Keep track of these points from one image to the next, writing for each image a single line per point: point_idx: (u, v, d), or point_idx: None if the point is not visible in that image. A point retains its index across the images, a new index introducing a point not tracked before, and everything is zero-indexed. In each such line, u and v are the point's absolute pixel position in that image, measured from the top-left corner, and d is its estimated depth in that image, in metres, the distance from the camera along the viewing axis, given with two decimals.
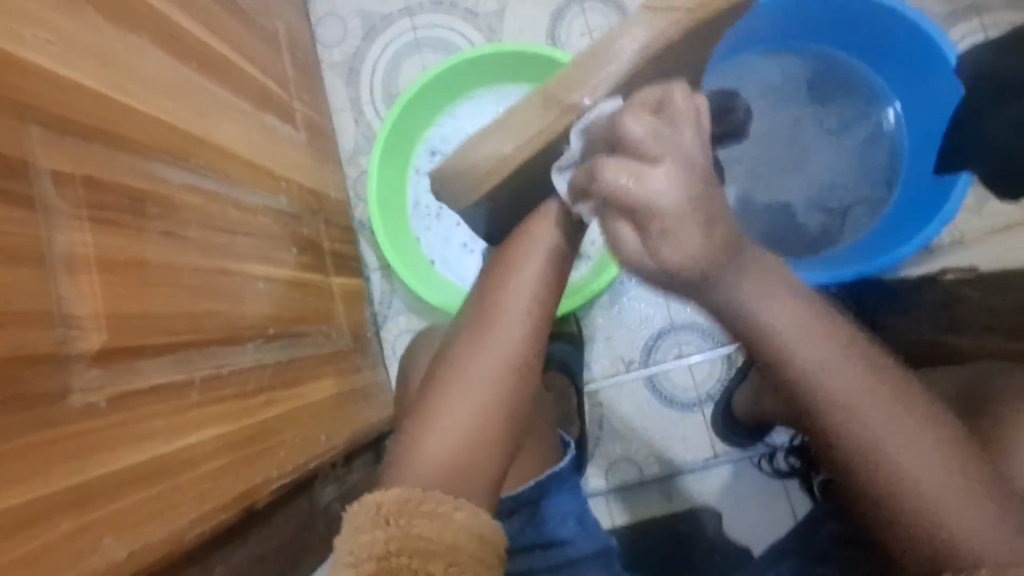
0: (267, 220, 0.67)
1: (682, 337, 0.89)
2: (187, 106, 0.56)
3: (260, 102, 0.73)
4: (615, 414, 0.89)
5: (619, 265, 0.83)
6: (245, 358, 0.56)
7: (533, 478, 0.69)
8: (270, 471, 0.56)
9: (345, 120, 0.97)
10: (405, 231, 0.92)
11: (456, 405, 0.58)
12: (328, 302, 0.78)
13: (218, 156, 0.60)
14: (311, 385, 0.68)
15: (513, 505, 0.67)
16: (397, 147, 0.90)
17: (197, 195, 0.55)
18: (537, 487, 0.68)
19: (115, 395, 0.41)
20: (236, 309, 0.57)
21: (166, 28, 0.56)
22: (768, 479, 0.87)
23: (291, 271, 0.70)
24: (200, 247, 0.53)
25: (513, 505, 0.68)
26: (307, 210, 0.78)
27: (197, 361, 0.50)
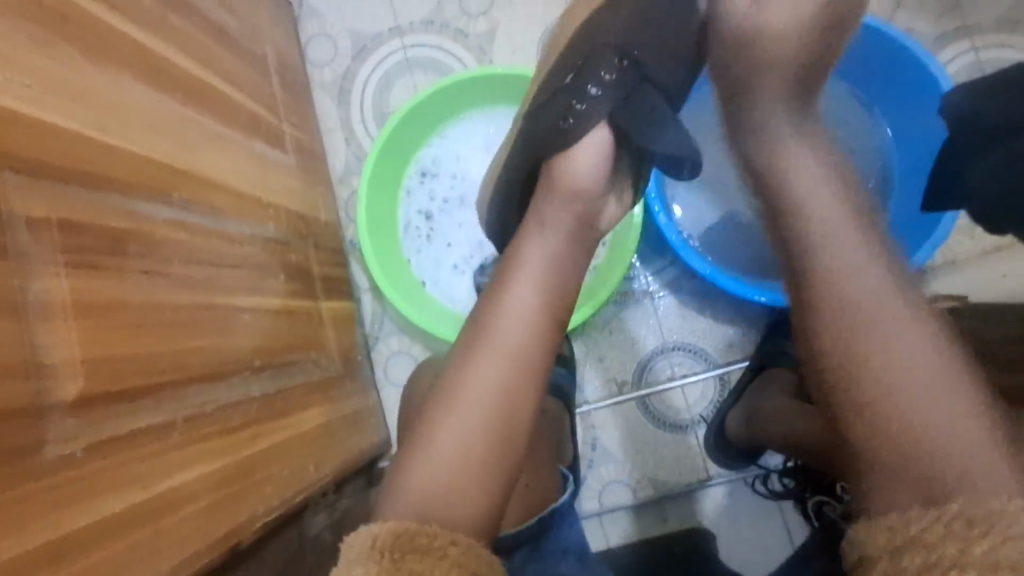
0: (255, 248, 0.67)
1: (675, 358, 0.88)
2: (171, 138, 0.56)
3: (248, 128, 0.72)
4: (607, 436, 0.88)
5: (611, 287, 0.83)
6: (229, 393, 0.56)
7: (536, 515, 0.70)
8: (257, 505, 0.56)
9: (336, 139, 0.97)
10: (396, 253, 0.91)
11: (446, 436, 0.58)
12: (317, 328, 0.78)
13: (202, 188, 0.59)
14: (299, 414, 0.67)
15: (515, 542, 0.66)
16: (390, 168, 0.89)
17: (182, 231, 0.54)
18: (540, 523, 0.69)
19: (93, 444, 0.40)
20: (222, 343, 0.56)
21: (148, 59, 0.55)
22: (761, 500, 0.87)
23: (279, 300, 0.69)
24: (185, 283, 0.53)
25: (516, 542, 0.67)
26: (295, 235, 0.78)
27: (179, 401, 0.49)
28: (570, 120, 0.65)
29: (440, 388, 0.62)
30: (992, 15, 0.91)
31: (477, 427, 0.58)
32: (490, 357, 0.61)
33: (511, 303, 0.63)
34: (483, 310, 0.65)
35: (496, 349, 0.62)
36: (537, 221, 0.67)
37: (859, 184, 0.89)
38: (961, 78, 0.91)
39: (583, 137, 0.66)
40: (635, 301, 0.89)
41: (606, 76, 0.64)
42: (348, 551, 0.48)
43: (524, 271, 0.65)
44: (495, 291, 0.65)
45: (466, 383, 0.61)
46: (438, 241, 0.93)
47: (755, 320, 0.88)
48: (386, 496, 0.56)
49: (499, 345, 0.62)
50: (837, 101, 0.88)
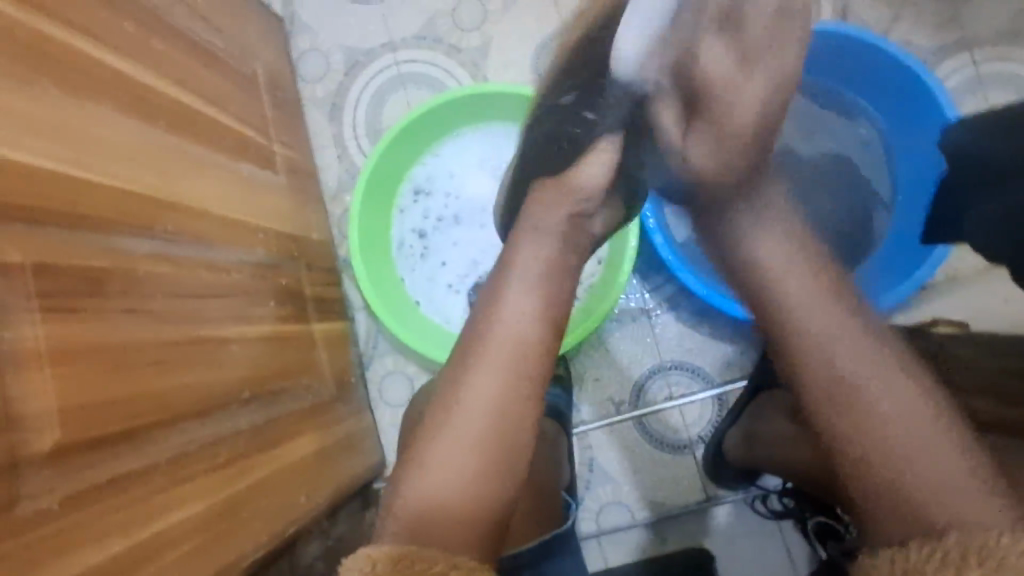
0: (243, 276, 0.66)
1: (673, 377, 0.87)
2: (155, 169, 0.55)
3: (237, 151, 0.71)
4: (605, 456, 0.87)
5: (608, 306, 0.81)
6: (216, 428, 0.55)
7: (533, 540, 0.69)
8: (246, 541, 0.55)
9: (328, 156, 0.96)
10: (390, 272, 0.90)
11: (438, 442, 0.58)
12: (310, 352, 0.77)
13: (188, 218, 0.58)
14: (291, 444, 0.66)
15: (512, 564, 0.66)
16: (382, 187, 0.88)
17: (166, 264, 0.54)
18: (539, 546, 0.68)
19: (70, 495, 0.39)
20: (209, 377, 0.56)
21: (131, 89, 0.54)
22: (762, 520, 0.86)
23: (270, 326, 0.69)
24: (167, 320, 0.52)
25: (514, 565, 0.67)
26: (286, 257, 0.77)
27: (162, 442, 0.48)
28: (567, 140, 0.64)
29: (434, 405, 0.61)
30: (993, 28, 0.89)
31: (469, 455, 0.57)
32: (485, 383, 0.60)
33: (504, 327, 0.62)
34: (471, 328, 0.64)
35: (486, 363, 0.61)
36: (531, 241, 0.65)
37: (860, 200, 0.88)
38: (959, 91, 0.90)
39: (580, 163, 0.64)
40: (633, 319, 0.88)
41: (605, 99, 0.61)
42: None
43: (511, 279, 0.64)
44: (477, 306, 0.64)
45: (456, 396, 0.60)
46: (432, 260, 0.92)
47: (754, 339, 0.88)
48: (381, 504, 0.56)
49: (496, 366, 0.61)
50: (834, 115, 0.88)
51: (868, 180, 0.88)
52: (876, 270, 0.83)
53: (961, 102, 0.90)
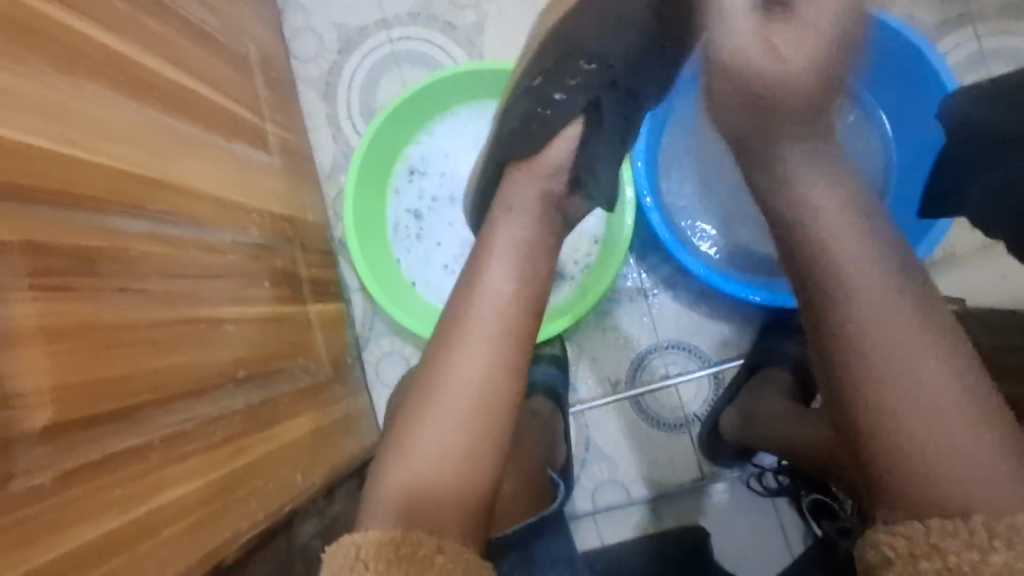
0: (237, 257, 0.66)
1: (669, 357, 0.88)
2: (147, 148, 0.54)
3: (229, 130, 0.70)
4: (602, 436, 0.87)
5: (605, 286, 0.81)
6: (211, 408, 0.55)
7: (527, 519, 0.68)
8: (239, 523, 0.55)
9: (322, 136, 0.95)
10: (385, 254, 0.89)
11: (427, 420, 0.58)
12: (305, 333, 0.77)
13: (180, 198, 0.58)
14: (285, 424, 0.66)
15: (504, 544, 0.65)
16: (376, 167, 0.87)
17: (159, 243, 0.53)
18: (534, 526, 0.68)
19: (65, 472, 0.39)
20: (203, 357, 0.55)
21: (123, 66, 0.53)
22: (756, 497, 0.87)
23: (265, 307, 0.69)
24: (159, 300, 0.51)
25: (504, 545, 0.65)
26: (281, 238, 0.76)
27: (157, 421, 0.48)
28: (537, 122, 0.64)
29: (422, 384, 0.60)
30: (996, 3, 0.88)
31: (463, 434, 0.57)
32: (481, 360, 0.60)
33: (498, 305, 0.62)
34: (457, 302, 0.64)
35: (475, 342, 0.60)
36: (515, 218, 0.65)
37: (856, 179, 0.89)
38: (962, 67, 0.89)
39: (547, 144, 0.65)
40: (629, 299, 0.88)
41: (570, 81, 0.63)
42: (331, 561, 0.47)
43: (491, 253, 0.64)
44: (465, 283, 0.64)
45: (443, 374, 0.59)
46: (427, 240, 0.91)
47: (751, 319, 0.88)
48: (372, 483, 0.56)
49: (492, 346, 0.61)
50: None
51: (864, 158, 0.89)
52: None
53: (964, 78, 0.89)
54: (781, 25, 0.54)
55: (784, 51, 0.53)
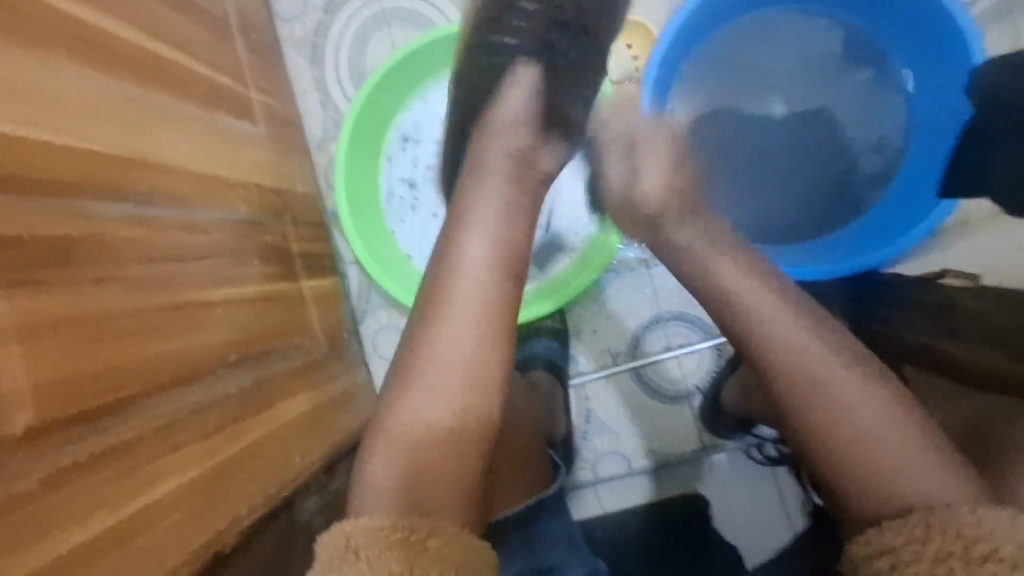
0: (225, 236, 0.63)
1: (671, 328, 0.86)
2: (122, 126, 0.51)
3: (211, 101, 0.67)
4: (602, 408, 0.87)
5: (606, 259, 0.79)
6: (203, 394, 0.54)
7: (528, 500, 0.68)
8: (238, 509, 0.55)
9: (311, 101, 0.91)
10: (379, 225, 0.86)
11: (425, 397, 0.56)
12: (299, 309, 0.75)
13: (162, 178, 0.55)
14: (282, 405, 0.66)
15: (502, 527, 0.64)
16: (368, 133, 0.83)
17: (140, 227, 0.51)
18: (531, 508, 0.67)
19: (49, 474, 0.38)
20: (193, 342, 0.54)
21: (92, 37, 0.50)
22: (757, 466, 0.87)
23: (256, 287, 0.67)
24: (147, 285, 0.50)
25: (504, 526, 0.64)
26: (270, 213, 0.74)
27: (147, 412, 0.47)
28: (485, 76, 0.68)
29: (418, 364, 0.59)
30: None
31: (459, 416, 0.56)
32: (477, 341, 0.59)
33: (494, 285, 0.61)
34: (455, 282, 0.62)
35: (468, 318, 0.59)
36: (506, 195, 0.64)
37: (870, 146, 0.87)
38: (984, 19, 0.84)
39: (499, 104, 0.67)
40: (629, 269, 0.86)
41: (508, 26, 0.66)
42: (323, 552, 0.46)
43: (475, 226, 0.63)
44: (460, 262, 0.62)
45: (440, 356, 0.58)
46: (422, 211, 0.88)
47: None
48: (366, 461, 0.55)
49: (487, 327, 0.59)
50: (845, 53, 0.87)
51: (880, 126, 0.86)
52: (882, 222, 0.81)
53: (987, 30, 0.84)
54: (642, 155, 0.72)
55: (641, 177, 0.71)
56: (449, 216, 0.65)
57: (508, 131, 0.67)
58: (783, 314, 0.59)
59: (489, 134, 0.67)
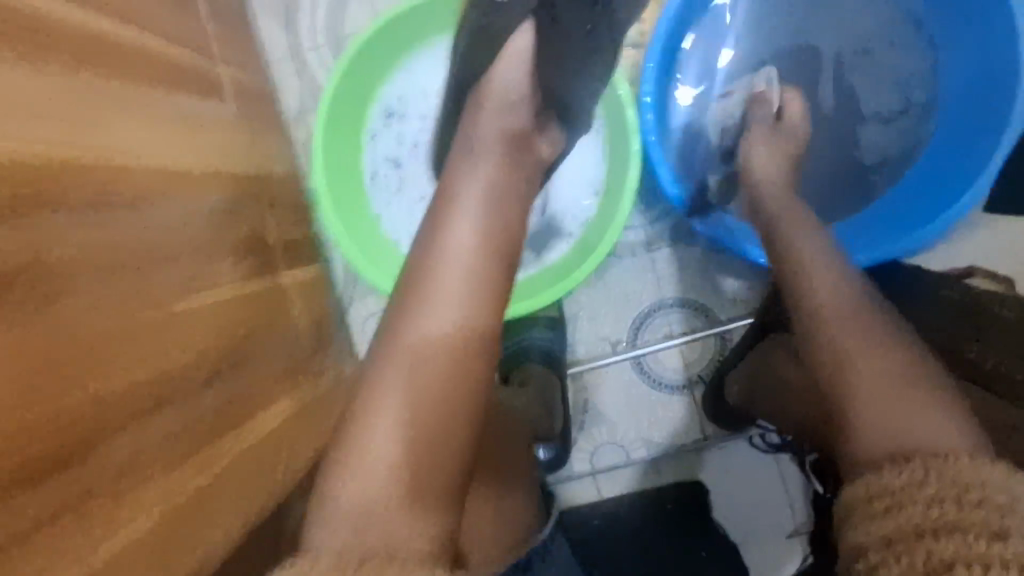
0: (196, 235, 0.59)
1: (673, 315, 0.82)
2: (83, 122, 0.46)
3: (174, 80, 0.61)
4: (600, 397, 0.84)
5: (605, 246, 0.73)
6: (179, 412, 0.50)
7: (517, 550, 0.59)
8: (219, 533, 0.52)
9: (286, 71, 0.83)
10: (363, 208, 0.80)
11: (404, 400, 0.50)
12: (281, 304, 0.71)
13: (128, 177, 0.50)
14: (264, 413, 0.62)
15: None
16: (348, 108, 0.77)
17: (108, 236, 0.46)
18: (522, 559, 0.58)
19: (16, 529, 0.33)
20: (164, 356, 0.49)
21: (42, 20, 0.44)
22: (760, 454, 0.85)
23: (232, 287, 0.62)
24: (105, 305, 0.44)
25: None
26: (245, 200, 0.68)
27: (121, 441, 0.42)
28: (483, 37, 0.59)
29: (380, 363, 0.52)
30: None
31: (432, 425, 0.49)
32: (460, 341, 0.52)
33: (482, 281, 0.55)
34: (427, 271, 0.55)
35: (461, 315, 0.53)
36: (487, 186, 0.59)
37: (890, 118, 0.83)
38: None
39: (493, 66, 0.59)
40: (631, 253, 0.82)
41: None
42: None
43: (468, 215, 0.56)
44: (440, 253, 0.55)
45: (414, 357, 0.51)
46: (410, 192, 0.82)
47: (761, 284, 0.82)
48: (343, 468, 0.48)
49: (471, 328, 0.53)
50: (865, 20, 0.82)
51: (907, 95, 0.82)
52: (914, 200, 0.79)
53: None
54: (771, 139, 0.74)
55: (764, 156, 0.73)
56: (436, 206, 0.58)
57: (501, 106, 0.60)
58: (854, 307, 0.55)
59: (507, 114, 0.60)
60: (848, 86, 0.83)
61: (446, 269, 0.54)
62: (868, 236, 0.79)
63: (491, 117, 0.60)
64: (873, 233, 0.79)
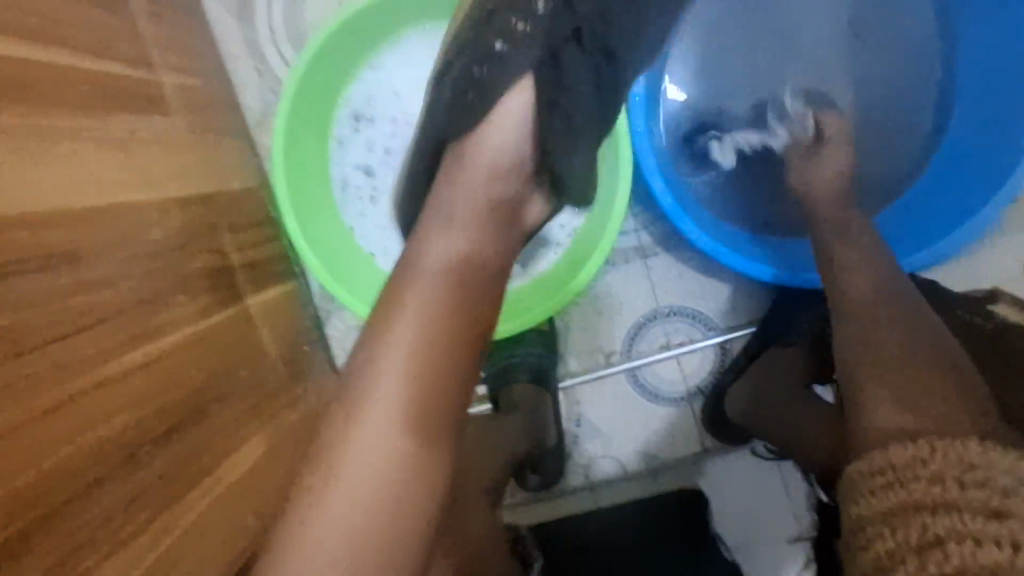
0: (150, 272, 0.54)
1: (671, 324, 0.78)
2: (21, 165, 0.41)
3: (114, 97, 0.55)
4: (595, 409, 0.80)
5: (597, 258, 0.68)
6: (135, 478, 0.45)
7: None
8: None
9: (243, 70, 0.76)
10: (333, 221, 0.74)
11: (366, 459, 0.44)
12: (247, 334, 0.66)
13: (75, 223, 0.45)
14: (233, 458, 0.58)
15: None
16: (312, 113, 0.70)
17: (54, 294, 0.42)
18: None
19: None
20: (112, 419, 0.44)
21: None
22: (762, 462, 0.81)
23: (192, 324, 0.58)
24: (37, 384, 0.38)
25: None
26: (199, 223, 0.63)
27: (60, 528, 0.38)
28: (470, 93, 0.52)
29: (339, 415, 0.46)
30: None
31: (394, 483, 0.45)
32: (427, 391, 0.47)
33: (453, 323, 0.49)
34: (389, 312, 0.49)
35: (427, 350, 0.47)
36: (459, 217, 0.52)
37: (899, 104, 0.83)
38: None
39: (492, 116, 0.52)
40: (626, 261, 0.78)
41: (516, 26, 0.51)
42: None
43: (436, 250, 0.51)
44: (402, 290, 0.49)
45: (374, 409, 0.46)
46: (385, 202, 0.76)
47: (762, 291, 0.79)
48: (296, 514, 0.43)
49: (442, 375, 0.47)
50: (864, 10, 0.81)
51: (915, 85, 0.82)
52: (955, 193, 0.77)
53: None
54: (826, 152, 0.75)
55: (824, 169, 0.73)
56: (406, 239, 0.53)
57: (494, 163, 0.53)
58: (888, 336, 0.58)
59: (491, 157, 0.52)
60: (853, 77, 0.83)
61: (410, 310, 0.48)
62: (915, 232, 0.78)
63: (477, 146, 0.53)
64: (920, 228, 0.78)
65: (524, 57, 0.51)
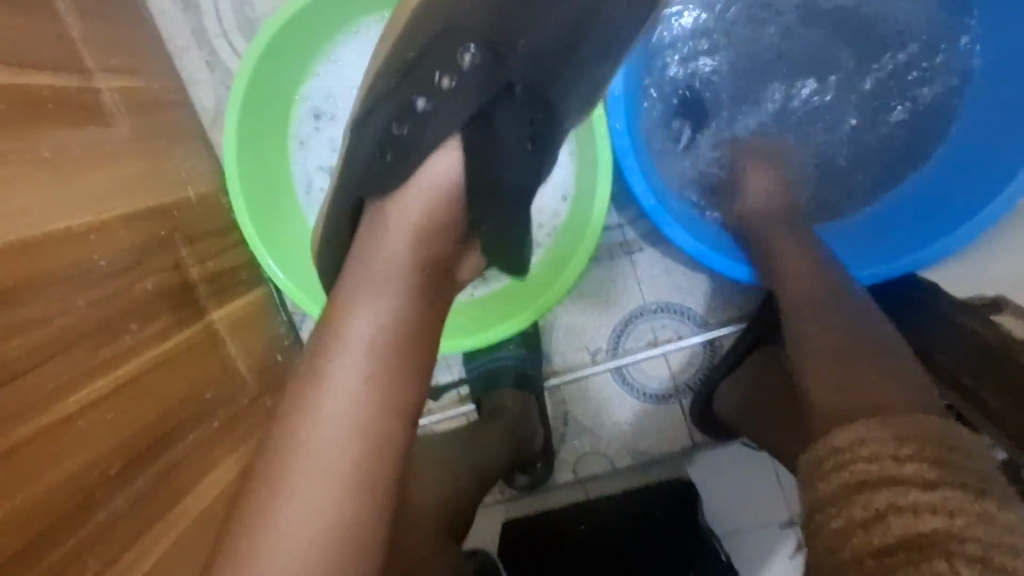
0: (119, 294, 0.51)
1: (658, 321, 0.77)
2: None
3: (53, 106, 0.50)
4: (582, 406, 0.78)
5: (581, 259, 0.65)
6: (110, 515, 0.43)
7: None
8: None
9: (194, 61, 0.74)
10: (298, 225, 0.70)
11: (335, 497, 0.41)
12: (213, 351, 0.63)
13: (44, 249, 0.43)
14: (206, 483, 0.56)
15: None
16: (268, 113, 0.66)
17: (30, 325, 0.40)
18: None
19: None
20: (83, 462, 0.42)
21: None
22: (752, 452, 0.80)
23: (160, 346, 0.55)
24: (10, 423, 0.36)
25: None
26: (156, 236, 0.58)
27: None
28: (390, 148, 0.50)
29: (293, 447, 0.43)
30: None
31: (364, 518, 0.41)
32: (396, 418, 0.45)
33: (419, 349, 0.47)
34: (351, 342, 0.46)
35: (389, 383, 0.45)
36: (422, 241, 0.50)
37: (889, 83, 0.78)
38: None
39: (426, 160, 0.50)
40: (612, 258, 0.76)
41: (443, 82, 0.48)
42: None
43: (399, 276, 0.48)
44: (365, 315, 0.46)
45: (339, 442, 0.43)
46: None
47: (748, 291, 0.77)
48: (238, 548, 0.40)
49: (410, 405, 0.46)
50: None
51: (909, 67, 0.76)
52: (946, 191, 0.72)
53: None
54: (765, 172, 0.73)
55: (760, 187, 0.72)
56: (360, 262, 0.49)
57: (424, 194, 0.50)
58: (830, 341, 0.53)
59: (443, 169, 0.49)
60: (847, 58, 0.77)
61: (372, 339, 0.45)
62: (887, 242, 0.73)
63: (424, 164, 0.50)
64: (894, 236, 0.73)
65: (450, 116, 0.49)
